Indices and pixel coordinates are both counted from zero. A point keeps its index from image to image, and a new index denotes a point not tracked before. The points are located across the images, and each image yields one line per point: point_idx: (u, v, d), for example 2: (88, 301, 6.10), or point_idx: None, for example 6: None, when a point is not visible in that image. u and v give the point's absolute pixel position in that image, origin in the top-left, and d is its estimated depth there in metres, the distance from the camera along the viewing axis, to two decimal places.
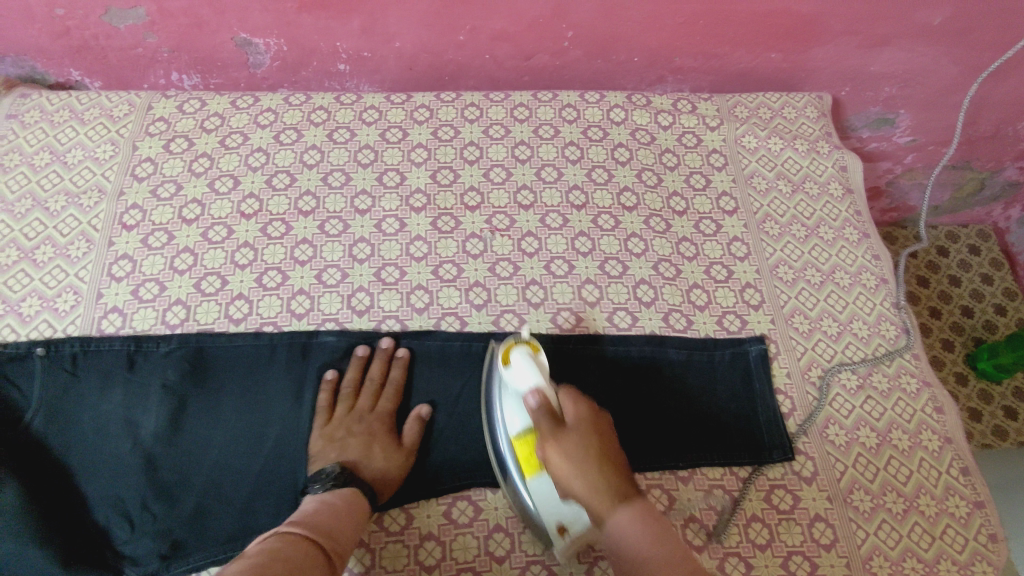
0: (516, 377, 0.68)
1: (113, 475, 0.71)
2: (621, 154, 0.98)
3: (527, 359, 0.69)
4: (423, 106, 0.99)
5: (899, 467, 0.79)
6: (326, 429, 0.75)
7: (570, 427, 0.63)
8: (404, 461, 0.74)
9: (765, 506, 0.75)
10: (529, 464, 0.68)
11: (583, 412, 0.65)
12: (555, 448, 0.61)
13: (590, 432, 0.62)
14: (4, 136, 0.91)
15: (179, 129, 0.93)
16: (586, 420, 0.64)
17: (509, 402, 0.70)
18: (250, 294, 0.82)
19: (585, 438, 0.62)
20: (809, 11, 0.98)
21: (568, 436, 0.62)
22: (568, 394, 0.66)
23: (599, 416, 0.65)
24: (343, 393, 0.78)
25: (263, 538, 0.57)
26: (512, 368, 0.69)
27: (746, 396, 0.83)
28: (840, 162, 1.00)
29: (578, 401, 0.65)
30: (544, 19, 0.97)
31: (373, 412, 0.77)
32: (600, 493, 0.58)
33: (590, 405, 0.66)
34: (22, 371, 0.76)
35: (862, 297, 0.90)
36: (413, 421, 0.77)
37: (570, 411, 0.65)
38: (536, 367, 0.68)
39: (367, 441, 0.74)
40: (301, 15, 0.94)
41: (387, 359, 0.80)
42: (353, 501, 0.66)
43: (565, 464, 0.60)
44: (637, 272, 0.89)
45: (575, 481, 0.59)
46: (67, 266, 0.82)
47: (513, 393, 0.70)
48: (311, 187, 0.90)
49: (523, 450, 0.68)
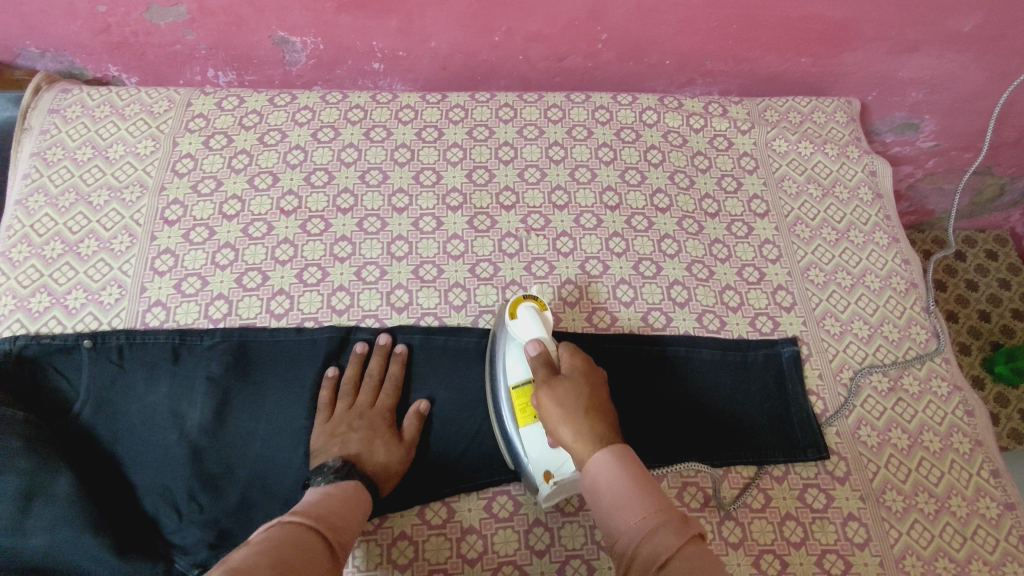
0: (521, 329, 0.74)
1: (161, 467, 0.73)
2: (653, 156, 0.99)
3: (533, 313, 0.75)
4: (458, 106, 1.00)
5: (931, 468, 0.80)
6: (327, 425, 0.75)
7: (563, 377, 0.67)
8: (406, 456, 0.74)
9: (799, 504, 0.76)
10: (524, 413, 0.72)
11: (577, 365, 0.69)
12: (546, 393, 0.65)
13: (581, 382, 0.66)
14: (47, 130, 0.92)
15: (219, 126, 0.94)
16: (579, 372, 0.68)
17: (511, 353, 0.75)
18: (291, 290, 0.83)
19: (575, 387, 0.65)
20: (842, 17, 0.99)
21: (560, 383, 0.66)
22: (565, 348, 0.71)
23: (593, 372, 0.69)
24: (343, 390, 0.78)
25: (268, 526, 0.54)
26: (518, 321, 0.75)
27: (779, 396, 0.84)
28: (869, 166, 1.02)
29: (574, 356, 0.70)
30: (580, 21, 0.98)
31: (373, 407, 0.77)
32: (582, 434, 0.61)
33: (585, 360, 0.70)
34: (69, 363, 0.77)
35: (892, 300, 0.92)
36: (413, 417, 0.77)
37: (566, 365, 0.69)
38: (541, 323, 0.75)
39: (369, 436, 0.74)
40: (340, 15, 0.95)
41: (385, 356, 0.80)
42: (356, 494, 0.66)
43: (554, 407, 0.64)
44: (671, 273, 0.90)
45: (560, 424, 0.63)
46: (111, 260, 0.83)
47: (516, 346, 0.75)
48: (349, 184, 0.91)
49: (520, 400, 0.72)
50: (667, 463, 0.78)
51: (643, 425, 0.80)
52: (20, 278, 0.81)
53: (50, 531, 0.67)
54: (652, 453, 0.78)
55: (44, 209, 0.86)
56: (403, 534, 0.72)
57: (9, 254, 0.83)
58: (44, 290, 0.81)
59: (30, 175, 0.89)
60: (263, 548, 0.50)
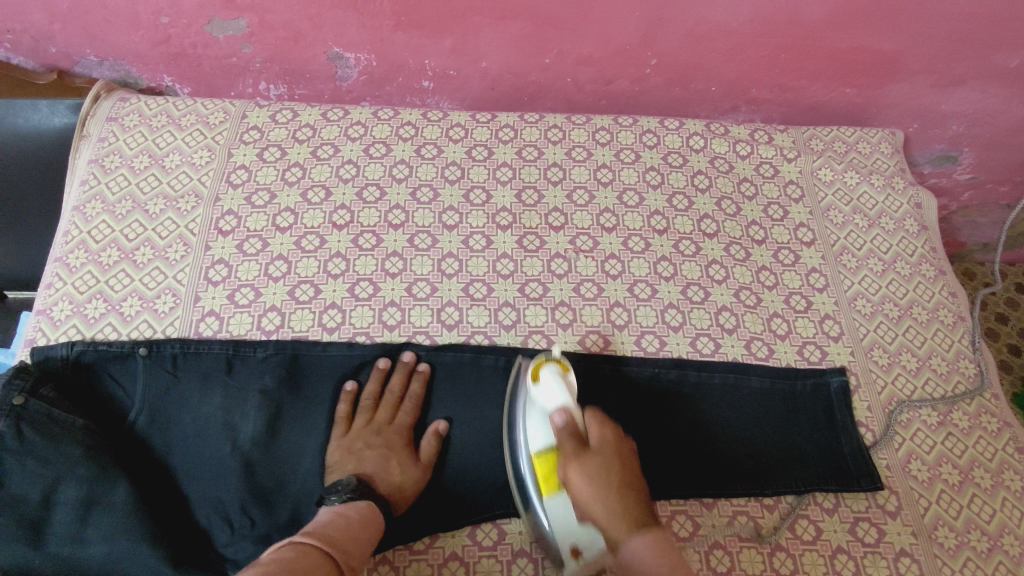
0: (544, 394, 0.70)
1: (213, 478, 0.72)
2: (700, 181, 0.99)
3: (557, 377, 0.71)
4: (508, 126, 1.00)
5: (982, 505, 0.79)
6: (344, 440, 0.75)
7: (592, 450, 0.65)
8: (420, 476, 0.74)
9: (851, 538, 0.76)
10: (548, 483, 0.69)
11: (607, 436, 0.67)
12: (576, 470, 0.64)
13: (612, 458, 0.65)
14: (105, 138, 0.93)
15: (273, 138, 0.95)
16: (610, 446, 0.66)
17: (534, 419, 0.71)
18: (343, 303, 0.84)
19: (606, 463, 0.64)
20: (890, 49, 1.00)
21: (590, 459, 0.64)
22: (594, 417, 0.68)
23: (622, 442, 0.67)
24: (361, 406, 0.78)
25: (277, 547, 0.54)
26: (542, 385, 0.71)
27: (828, 426, 0.83)
28: (915, 198, 1.02)
29: (603, 425, 0.68)
30: (631, 46, 0.99)
31: (391, 425, 0.77)
32: (616, 518, 0.60)
33: (614, 429, 0.68)
34: (124, 371, 0.77)
35: (940, 333, 0.91)
36: (431, 436, 0.76)
37: (594, 434, 0.67)
38: (565, 387, 0.70)
39: (386, 455, 0.74)
40: (396, 33, 0.96)
41: (406, 372, 0.80)
42: (367, 515, 0.65)
43: (586, 485, 0.63)
44: (719, 299, 0.90)
45: (593, 506, 0.62)
46: (165, 269, 0.84)
47: (539, 411, 0.71)
48: (400, 201, 0.92)
49: (544, 469, 0.69)
50: (718, 492, 0.77)
51: (693, 454, 0.80)
52: (76, 284, 0.82)
53: (108, 539, 0.67)
54: (703, 480, 0.78)
55: (101, 215, 0.87)
56: (454, 554, 0.71)
57: (66, 259, 0.84)
58: (101, 296, 0.82)
59: (88, 182, 0.90)
60: (270, 569, 0.50)
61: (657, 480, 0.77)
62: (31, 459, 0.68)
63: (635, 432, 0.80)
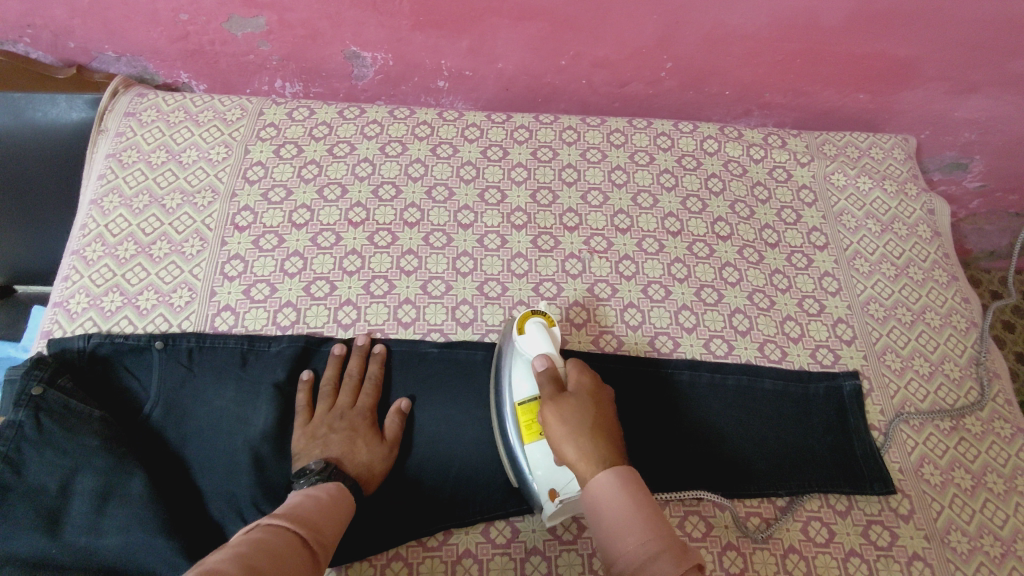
0: (527, 344, 0.72)
1: (226, 472, 0.72)
2: (714, 184, 1.00)
3: (541, 330, 0.73)
4: (523, 127, 1.01)
5: (995, 510, 0.79)
6: (307, 427, 0.74)
7: (570, 394, 0.67)
8: (388, 455, 0.74)
9: (863, 540, 0.75)
10: (529, 429, 0.70)
11: (584, 384, 0.68)
12: (552, 410, 0.65)
13: (588, 401, 0.66)
14: (123, 133, 0.94)
15: (289, 135, 0.95)
16: (587, 391, 0.67)
17: (518, 370, 0.73)
18: (358, 300, 0.84)
19: (581, 406, 0.65)
20: (905, 56, 1.00)
21: (567, 401, 0.66)
22: (574, 365, 0.70)
23: (600, 390, 0.69)
24: (322, 392, 0.78)
25: (245, 529, 0.53)
26: (525, 335, 0.73)
27: (841, 429, 0.83)
28: (928, 205, 1.02)
29: (582, 373, 0.69)
30: (647, 49, 1.00)
31: (353, 408, 0.76)
32: (586, 455, 0.61)
33: (592, 378, 0.69)
34: (140, 364, 0.77)
35: (952, 338, 0.92)
36: (393, 415, 0.76)
37: (573, 381, 0.68)
38: (548, 338, 0.72)
39: (351, 436, 0.73)
40: (414, 33, 0.97)
41: (364, 355, 0.80)
42: (337, 496, 0.65)
43: (560, 424, 0.64)
44: (732, 301, 0.90)
45: (564, 442, 0.62)
46: (182, 263, 0.84)
47: (524, 362, 0.73)
48: (415, 199, 0.92)
49: (524, 417, 0.71)
50: (730, 491, 0.77)
51: (705, 454, 0.80)
52: (93, 277, 0.83)
53: (123, 532, 0.66)
54: (717, 481, 0.78)
55: (118, 209, 0.88)
56: (468, 551, 0.71)
57: (83, 252, 0.85)
58: (117, 289, 0.82)
59: (106, 176, 0.91)
60: (240, 550, 0.49)
61: (668, 480, 0.77)
62: (49, 450, 0.68)
63: (648, 433, 0.80)
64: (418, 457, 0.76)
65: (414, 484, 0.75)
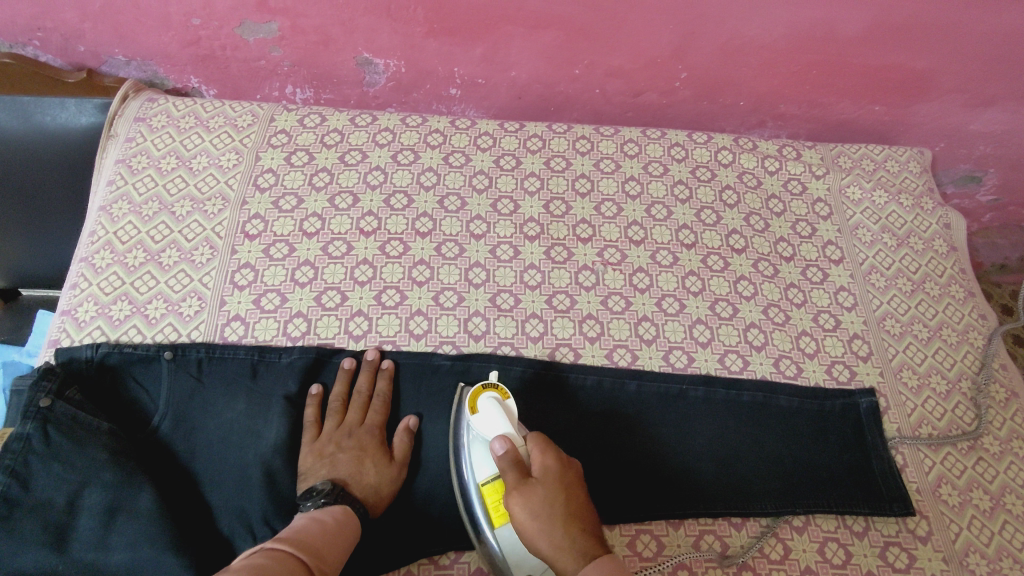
0: (484, 424, 0.69)
1: (237, 486, 0.70)
2: (729, 197, 0.99)
3: (496, 404, 0.70)
4: (536, 136, 1.00)
5: (1014, 532, 0.77)
6: (314, 444, 0.73)
7: (534, 480, 0.63)
8: (395, 475, 0.73)
9: (880, 562, 0.74)
10: (498, 512, 0.67)
11: (549, 463, 0.64)
12: (518, 502, 0.61)
13: (555, 486, 0.62)
14: (133, 138, 0.93)
15: (301, 143, 0.95)
16: (552, 474, 0.63)
17: (477, 450, 0.70)
18: (369, 311, 0.83)
19: (549, 492, 0.61)
20: (922, 68, 0.99)
21: (533, 490, 0.62)
22: (535, 442, 0.65)
23: (566, 467, 0.64)
24: (330, 408, 0.77)
25: (247, 554, 0.52)
26: (480, 414, 0.70)
27: (858, 447, 0.82)
28: (944, 219, 1.01)
29: (545, 451, 0.65)
30: (662, 59, 0.99)
31: (362, 426, 0.75)
32: (564, 552, 0.58)
33: (557, 454, 0.65)
34: (148, 374, 0.76)
35: (969, 355, 0.90)
36: (402, 433, 0.75)
37: (537, 462, 0.64)
38: (504, 413, 0.69)
39: (358, 456, 0.72)
40: (427, 40, 0.96)
41: (373, 371, 0.79)
42: (343, 520, 0.64)
43: (528, 519, 0.60)
44: (747, 315, 0.89)
45: (539, 537, 0.60)
46: (191, 272, 0.83)
47: (482, 441, 0.70)
48: (427, 209, 0.91)
49: (493, 499, 0.68)
50: (746, 510, 0.76)
51: (724, 473, 0.78)
52: (102, 285, 0.82)
53: (132, 546, 0.65)
54: (737, 496, 0.77)
55: (128, 216, 0.87)
56: (480, 569, 0.70)
57: (91, 260, 0.84)
58: (126, 297, 0.81)
59: (116, 182, 0.90)
60: None
61: (695, 497, 0.76)
62: (58, 463, 0.67)
63: (639, 454, 0.79)
64: (430, 473, 0.75)
65: (423, 503, 0.74)
